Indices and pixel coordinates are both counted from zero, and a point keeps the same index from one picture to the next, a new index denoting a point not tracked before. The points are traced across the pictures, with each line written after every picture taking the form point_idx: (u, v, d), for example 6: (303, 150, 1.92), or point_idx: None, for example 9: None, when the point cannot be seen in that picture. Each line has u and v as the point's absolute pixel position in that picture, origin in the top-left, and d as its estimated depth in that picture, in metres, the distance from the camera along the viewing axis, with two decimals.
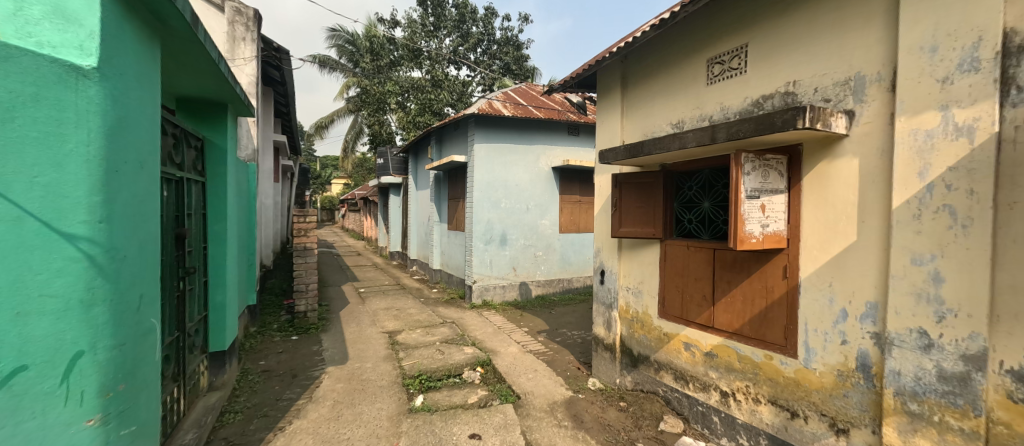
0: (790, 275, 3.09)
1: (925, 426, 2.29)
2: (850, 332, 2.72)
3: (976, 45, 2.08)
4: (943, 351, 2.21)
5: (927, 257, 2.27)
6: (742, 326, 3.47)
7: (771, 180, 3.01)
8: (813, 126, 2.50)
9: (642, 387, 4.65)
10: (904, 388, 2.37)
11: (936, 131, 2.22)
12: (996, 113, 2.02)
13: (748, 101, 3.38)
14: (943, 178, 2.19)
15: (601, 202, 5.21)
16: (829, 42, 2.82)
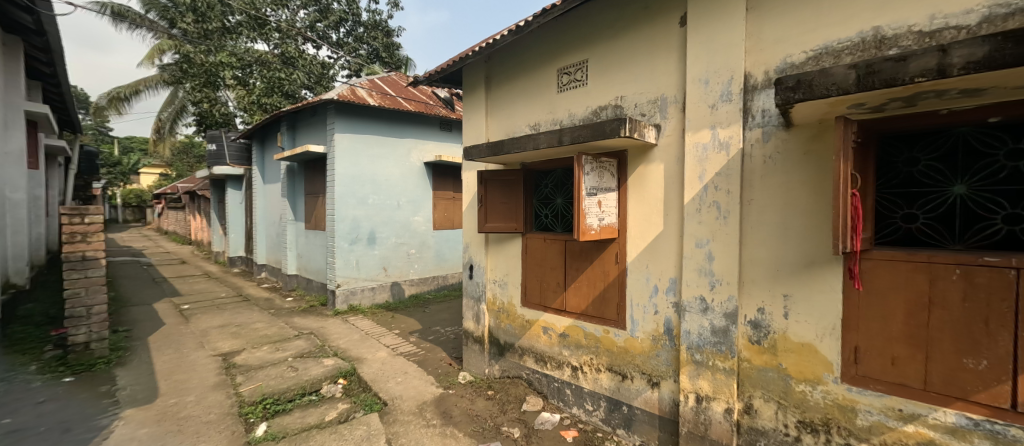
0: (621, 260, 3.66)
1: (704, 370, 3.00)
2: (660, 304, 3.37)
3: (730, 82, 2.79)
4: (714, 311, 2.92)
5: (705, 241, 2.96)
6: (588, 307, 3.97)
7: (606, 179, 3.50)
8: (632, 135, 2.99)
9: (508, 373, 4.92)
10: (692, 343, 3.05)
11: (709, 145, 2.90)
12: (741, 134, 2.76)
13: (589, 111, 3.85)
14: (713, 180, 2.88)
15: (468, 198, 5.29)
16: (645, 67, 3.41)
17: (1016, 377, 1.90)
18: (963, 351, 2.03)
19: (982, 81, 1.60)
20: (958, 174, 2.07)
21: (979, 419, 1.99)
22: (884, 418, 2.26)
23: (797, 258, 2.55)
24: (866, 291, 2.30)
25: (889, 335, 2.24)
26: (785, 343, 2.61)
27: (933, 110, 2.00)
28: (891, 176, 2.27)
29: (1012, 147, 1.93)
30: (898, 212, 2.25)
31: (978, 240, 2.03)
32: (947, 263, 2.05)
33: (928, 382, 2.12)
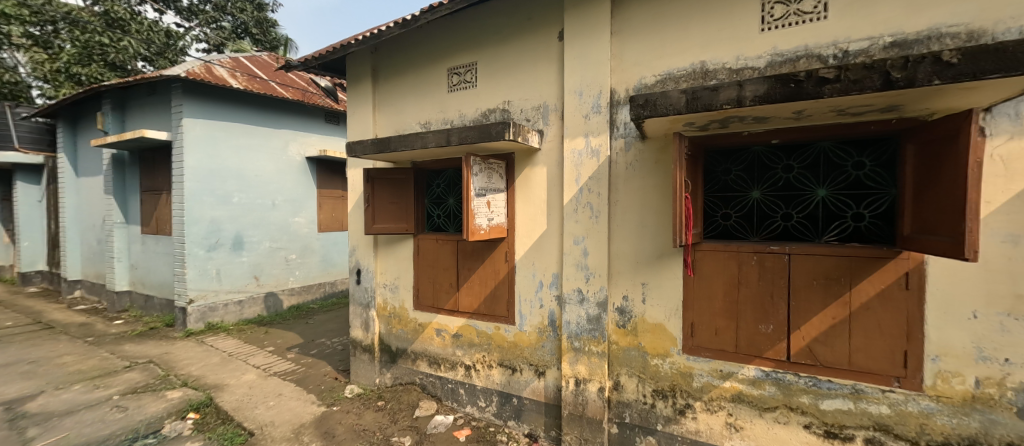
0: (510, 259, 3.80)
1: (582, 355, 3.30)
2: (545, 298, 3.60)
3: (599, 95, 3.13)
4: (589, 301, 3.24)
5: (581, 238, 3.26)
6: (480, 306, 4.03)
7: (495, 180, 3.59)
8: (515, 139, 3.12)
9: (400, 380, 4.71)
10: (571, 332, 3.34)
11: (583, 151, 3.21)
12: (608, 143, 3.11)
13: (479, 112, 3.91)
14: (587, 183, 3.20)
15: (354, 197, 4.90)
16: (529, 75, 3.60)
17: (789, 336, 2.53)
18: (759, 319, 2.62)
19: (766, 111, 2.08)
20: (755, 182, 2.66)
21: (769, 370, 2.60)
22: (711, 378, 2.79)
23: (651, 251, 2.99)
24: (698, 276, 2.81)
25: (713, 311, 2.77)
26: (643, 324, 3.04)
27: (739, 131, 2.54)
28: (714, 182, 2.81)
29: (786, 162, 2.57)
30: (718, 211, 2.81)
31: (767, 234, 2.65)
32: (749, 251, 2.63)
33: (738, 345, 2.69)
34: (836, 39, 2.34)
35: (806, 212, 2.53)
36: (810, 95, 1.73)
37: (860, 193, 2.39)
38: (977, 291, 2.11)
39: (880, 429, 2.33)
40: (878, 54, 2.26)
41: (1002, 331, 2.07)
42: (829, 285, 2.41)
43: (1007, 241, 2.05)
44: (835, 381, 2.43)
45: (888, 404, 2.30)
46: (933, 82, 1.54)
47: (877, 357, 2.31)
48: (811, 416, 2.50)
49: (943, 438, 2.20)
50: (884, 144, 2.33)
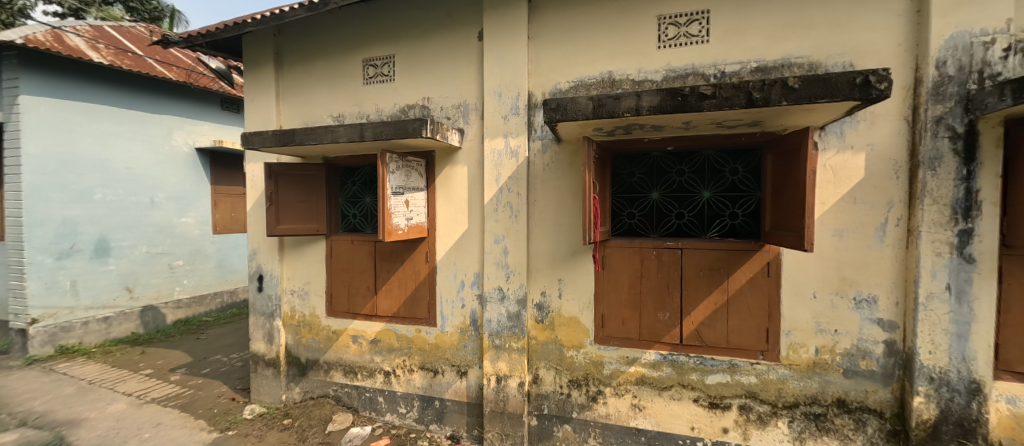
0: (430, 259, 3.70)
1: (503, 352, 3.35)
2: (466, 297, 3.59)
3: (516, 97, 3.21)
4: (508, 299, 3.30)
5: (501, 237, 3.30)
6: (399, 308, 3.87)
7: (413, 179, 3.45)
8: (433, 137, 3.04)
9: (311, 394, 4.32)
10: (492, 329, 3.37)
11: (502, 151, 3.26)
12: (526, 144, 3.20)
13: (397, 107, 3.75)
14: (507, 183, 3.25)
15: (255, 195, 4.38)
16: (449, 72, 3.54)
17: (682, 321, 2.85)
18: (658, 308, 2.91)
19: (661, 120, 2.32)
20: (654, 184, 2.95)
21: (666, 353, 2.90)
22: (618, 365, 3.04)
23: (566, 248, 3.15)
24: (607, 271, 3.03)
25: (620, 302, 3.01)
26: (560, 318, 3.19)
27: (640, 138, 2.79)
28: (620, 184, 3.05)
29: (679, 167, 2.88)
30: (624, 211, 3.05)
31: (664, 231, 2.96)
32: (650, 247, 2.91)
33: (641, 333, 2.96)
34: (716, 61, 2.69)
35: (695, 212, 2.87)
36: (694, 108, 1.97)
37: (735, 195, 2.77)
38: (817, 276, 2.59)
39: (750, 396, 2.74)
40: (747, 76, 2.65)
41: (833, 307, 2.57)
42: (712, 275, 2.77)
43: (835, 235, 2.54)
44: (717, 358, 2.80)
45: (756, 374, 2.72)
46: (783, 102, 1.85)
47: (747, 336, 2.72)
48: (699, 390, 2.85)
49: (794, 399, 2.66)
50: (752, 154, 2.74)
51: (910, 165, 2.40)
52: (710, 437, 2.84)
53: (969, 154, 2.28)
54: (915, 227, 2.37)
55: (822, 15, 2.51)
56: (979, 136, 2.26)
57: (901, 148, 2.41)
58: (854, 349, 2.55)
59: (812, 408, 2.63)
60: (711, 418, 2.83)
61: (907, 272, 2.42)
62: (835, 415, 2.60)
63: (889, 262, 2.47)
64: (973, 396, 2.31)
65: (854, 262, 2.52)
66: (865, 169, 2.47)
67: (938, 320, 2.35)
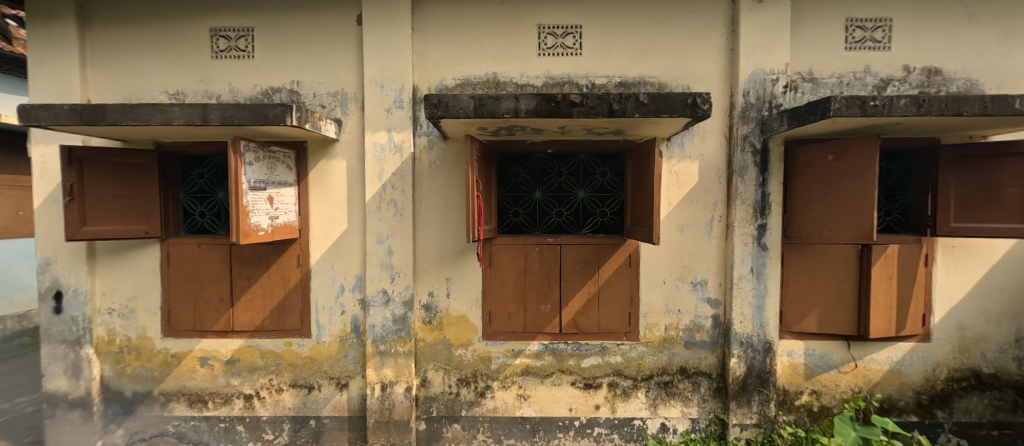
0: (303, 263, 3.27)
1: (388, 358, 3.16)
2: (346, 303, 3.29)
3: (400, 90, 3.05)
4: (394, 302, 3.13)
5: (384, 237, 3.11)
6: (263, 321, 3.33)
7: (278, 172, 2.98)
8: (301, 125, 2.69)
9: (141, 436, 3.47)
10: (376, 335, 3.15)
11: (385, 146, 3.07)
12: (411, 139, 3.08)
13: (258, 89, 3.23)
14: (391, 180, 3.07)
15: (47, 187, 3.32)
16: (323, 56, 3.19)
17: (561, 312, 3.08)
18: (540, 301, 3.09)
19: (540, 123, 2.45)
20: (537, 184, 3.11)
21: (548, 343, 3.11)
22: (505, 358, 3.14)
23: (454, 247, 3.13)
24: (494, 268, 3.09)
25: (506, 298, 3.11)
26: (448, 318, 3.16)
27: (523, 139, 2.92)
28: (506, 183, 3.14)
29: (558, 169, 3.10)
30: (509, 209, 3.16)
31: (546, 228, 3.15)
32: (533, 244, 3.06)
33: (526, 326, 3.10)
34: (587, 73, 2.97)
35: (572, 210, 3.12)
36: (565, 114, 2.15)
37: (604, 195, 3.10)
38: (665, 265, 3.05)
39: (617, 373, 3.10)
40: (612, 89, 2.98)
41: (678, 291, 3.06)
42: (586, 268, 3.04)
43: (679, 230, 3.02)
44: (591, 343, 3.10)
45: (621, 353, 3.09)
46: (636, 114, 2.15)
47: (614, 320, 3.07)
48: (576, 374, 3.12)
49: (650, 371, 3.10)
50: (618, 159, 3.09)
51: (728, 173, 2.99)
52: (585, 414, 3.13)
53: (764, 165, 2.94)
54: (731, 223, 2.96)
55: (668, 43, 2.95)
56: (769, 152, 2.93)
57: (722, 159, 2.99)
58: (691, 324, 3.07)
59: (663, 377, 3.10)
60: (585, 397, 3.13)
61: (726, 259, 3.02)
62: (679, 380, 3.10)
63: (715, 252, 3.04)
64: (767, 353, 3.00)
65: (691, 252, 3.04)
66: (698, 175, 2.99)
67: (746, 296, 2.98)
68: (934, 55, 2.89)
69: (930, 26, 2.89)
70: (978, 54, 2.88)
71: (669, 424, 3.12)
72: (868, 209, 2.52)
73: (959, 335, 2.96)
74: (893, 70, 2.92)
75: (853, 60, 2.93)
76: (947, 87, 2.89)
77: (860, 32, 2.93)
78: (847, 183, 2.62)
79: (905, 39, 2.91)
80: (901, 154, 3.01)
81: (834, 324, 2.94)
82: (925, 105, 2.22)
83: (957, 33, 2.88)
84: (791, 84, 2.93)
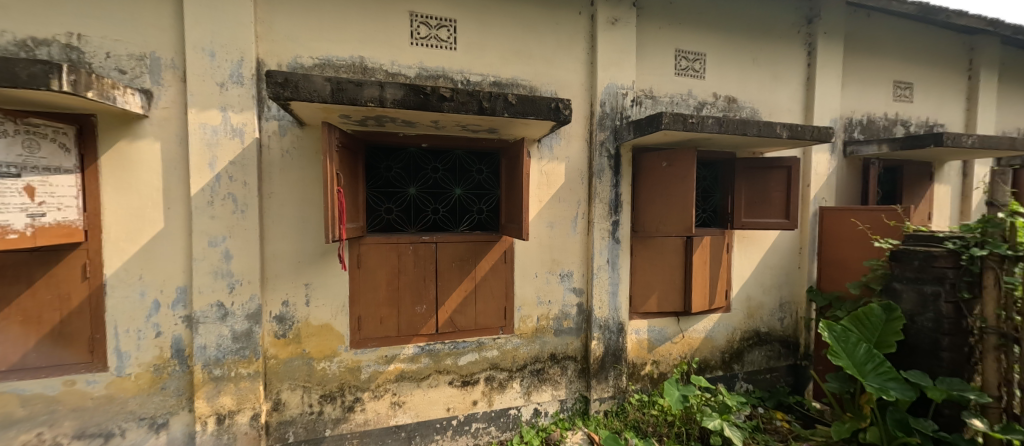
0: (92, 275, 2.47)
1: (226, 384, 2.63)
2: (164, 322, 2.60)
3: (239, 63, 2.55)
4: (233, 316, 2.61)
5: (219, 238, 2.56)
6: (23, 358, 2.40)
7: (44, 154, 2.21)
8: (80, 93, 2.01)
9: None
10: (209, 358, 2.59)
11: (219, 128, 2.53)
12: (256, 122, 2.60)
13: (7, 38, 2.29)
14: (227, 169, 2.55)
15: None
16: (122, 6, 2.45)
17: (437, 312, 3.00)
18: (415, 302, 2.95)
19: (410, 116, 2.32)
20: (411, 179, 2.95)
21: (424, 345, 2.99)
22: (377, 366, 2.91)
23: (313, 248, 2.77)
24: (363, 269, 2.84)
25: (377, 301, 2.89)
26: (307, 328, 2.78)
27: (394, 132, 2.73)
28: (376, 178, 2.91)
29: (433, 164, 3.00)
30: (381, 206, 2.93)
31: (421, 225, 3.02)
32: (406, 242, 2.90)
33: (400, 329, 2.93)
34: (462, 69, 2.94)
35: (448, 207, 3.05)
36: (435, 108, 2.09)
37: (480, 192, 3.12)
38: (537, 259, 3.23)
39: (493, 367, 3.17)
40: (486, 88, 3.01)
41: (548, 283, 3.27)
42: (462, 266, 3.02)
43: (548, 226, 3.23)
44: (468, 340, 3.10)
45: (497, 347, 3.17)
46: (505, 113, 2.24)
47: (491, 316, 3.12)
48: (453, 373, 3.08)
49: (523, 361, 3.25)
50: (493, 157, 3.14)
51: (589, 174, 3.31)
52: (462, 412, 3.12)
53: (617, 169, 3.34)
54: (592, 219, 3.29)
55: (538, 50, 3.12)
56: (621, 157, 3.34)
57: (584, 161, 3.30)
58: (560, 313, 3.32)
59: (535, 365, 3.28)
60: (463, 395, 3.12)
61: (588, 252, 3.34)
62: (550, 366, 3.33)
63: (578, 246, 3.34)
64: (620, 332, 3.43)
65: (559, 246, 3.28)
66: (565, 175, 3.24)
67: (604, 284, 3.35)
68: (733, 87, 3.68)
69: (730, 63, 3.67)
70: (758, 90, 3.77)
71: (541, 409, 3.33)
72: (689, 207, 3.07)
73: (747, 304, 3.86)
74: (707, 95, 3.62)
75: (681, 84, 3.54)
76: (740, 113, 3.72)
77: (685, 61, 3.55)
78: (676, 186, 3.15)
79: (715, 72, 3.64)
80: (712, 163, 3.76)
81: (668, 303, 3.52)
82: (725, 125, 2.81)
83: (746, 71, 3.72)
84: (637, 99, 3.39)
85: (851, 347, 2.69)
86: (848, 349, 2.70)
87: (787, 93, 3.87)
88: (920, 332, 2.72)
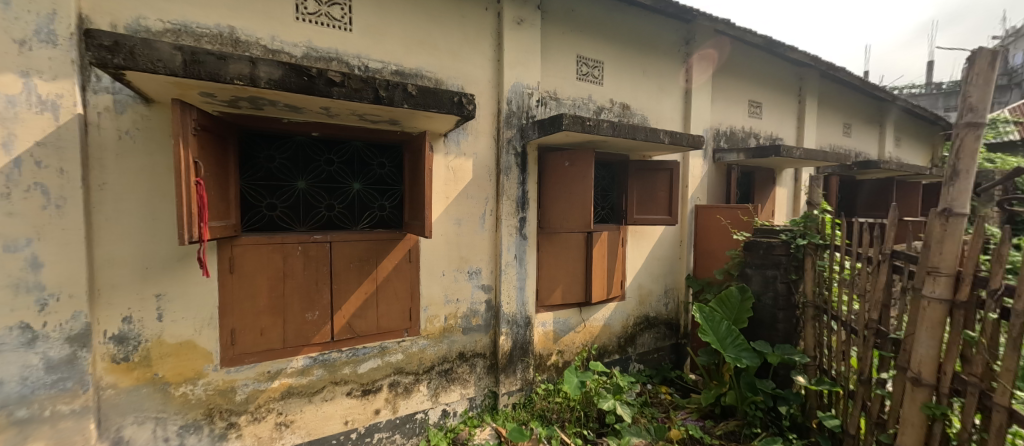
0: None
1: (37, 428, 2.05)
2: None
3: (50, 16, 1.99)
4: (47, 341, 2.04)
5: (22, 242, 1.98)
6: None
7: None
8: None
9: None
10: (7, 398, 1.99)
11: (17, 99, 1.95)
12: (77, 94, 2.07)
13: None
14: (31, 153, 1.98)
15: None
16: None
17: (332, 318, 2.74)
18: (305, 308, 2.65)
19: (292, 100, 2.07)
20: (299, 172, 2.64)
21: (316, 355, 2.71)
22: (257, 384, 2.56)
23: (168, 252, 2.31)
24: (237, 274, 2.46)
25: (256, 310, 2.53)
26: (161, 348, 2.32)
27: (277, 117, 2.41)
28: (254, 168, 2.54)
29: (326, 155, 2.72)
30: (261, 201, 2.56)
31: (313, 223, 2.72)
32: (293, 242, 2.58)
33: (286, 340, 2.61)
34: (359, 54, 2.71)
35: (344, 203, 2.80)
36: (322, 92, 1.90)
37: (382, 187, 2.92)
38: (444, 257, 3.14)
39: (398, 371, 3.01)
40: (387, 77, 2.83)
41: (455, 281, 3.21)
42: (361, 266, 2.80)
43: (456, 223, 3.17)
44: (369, 346, 2.89)
45: (402, 350, 3.02)
46: (405, 105, 2.14)
47: (394, 318, 2.95)
48: (352, 382, 2.85)
49: (430, 363, 3.14)
50: (396, 150, 2.96)
51: (496, 171, 3.32)
52: (363, 423, 2.91)
53: (524, 166, 3.41)
54: (499, 216, 3.31)
55: (443, 42, 3.02)
56: (527, 155, 3.42)
57: (491, 158, 3.30)
58: (468, 311, 3.29)
59: (443, 366, 3.20)
60: (363, 405, 2.90)
61: (496, 249, 3.36)
62: (458, 365, 3.28)
63: (486, 243, 3.33)
64: (527, 326, 3.52)
65: (467, 243, 3.24)
66: (472, 171, 3.21)
67: (511, 279, 3.40)
68: (626, 95, 4.03)
69: (624, 73, 4.01)
70: (647, 99, 4.19)
71: (450, 409, 3.26)
72: (588, 205, 3.27)
73: (638, 292, 4.27)
74: (605, 101, 3.91)
75: (582, 88, 3.76)
76: (632, 119, 4.09)
77: (586, 67, 3.78)
78: (577, 184, 3.33)
79: (611, 80, 3.93)
80: (609, 164, 4.07)
81: (571, 295, 3.72)
82: (618, 130, 3.05)
83: (637, 82, 4.10)
84: (542, 100, 3.51)
85: (716, 325, 3.14)
86: (713, 327, 3.14)
87: (670, 104, 4.37)
88: (764, 309, 3.29)
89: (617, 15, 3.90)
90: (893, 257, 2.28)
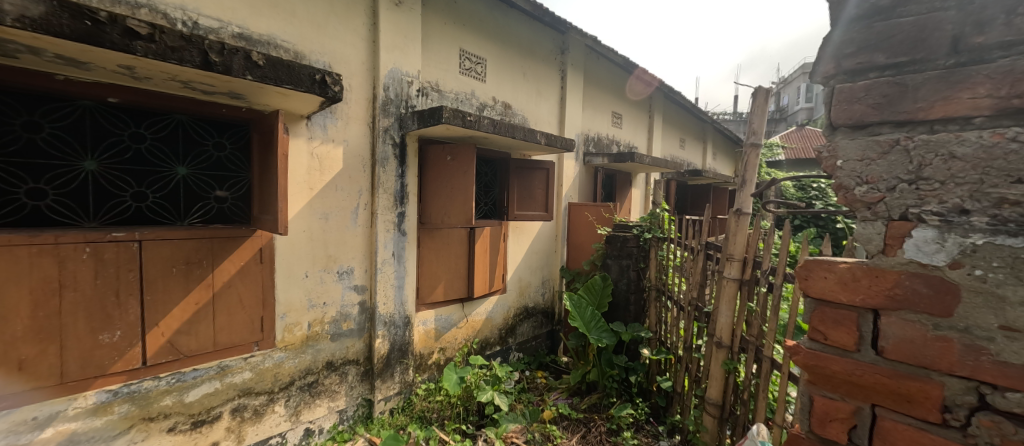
0: None
1: None
2: None
3: None
4: None
5: None
6: None
7: None
8: None
9: None
10: None
11: None
12: None
13: None
14: None
15: None
16: None
17: (143, 337, 2.17)
18: (96, 329, 2.04)
19: (68, 50, 1.59)
20: (86, 149, 2.02)
21: (116, 388, 2.13)
22: (13, 438, 1.91)
23: None
24: None
25: (12, 337, 1.85)
26: None
27: (48, 72, 1.81)
28: (7, 141, 1.86)
29: (133, 130, 2.14)
30: (21, 186, 1.89)
31: (111, 217, 2.12)
32: (73, 242, 1.95)
33: (64, 374, 1.98)
34: (184, 5, 2.19)
35: (162, 192, 2.25)
36: (116, 44, 1.53)
37: (220, 174, 2.42)
38: (306, 256, 2.77)
39: (244, 394, 2.55)
40: (227, 39, 2.36)
41: (321, 283, 2.86)
42: (190, 271, 2.28)
43: (322, 217, 2.82)
44: (201, 367, 2.38)
45: (250, 368, 2.57)
46: (247, 76, 1.84)
47: (237, 331, 2.49)
48: (176, 416, 2.32)
49: (289, 378, 2.76)
50: (240, 130, 2.49)
51: (371, 162, 3.07)
52: None
53: (402, 158, 3.22)
54: (375, 210, 3.07)
55: (305, 10, 2.65)
56: (407, 146, 3.24)
57: (365, 147, 3.03)
58: (338, 315, 2.97)
59: (306, 379, 2.84)
60: (192, 441, 2.38)
61: (371, 245, 3.11)
62: (325, 377, 2.94)
63: (360, 239, 3.05)
64: (406, 326, 3.35)
65: (335, 240, 2.91)
66: (342, 161, 2.90)
67: (388, 278, 3.19)
68: (507, 95, 4.16)
69: (505, 73, 4.12)
70: (526, 100, 4.39)
71: (314, 427, 2.92)
72: (468, 199, 3.27)
73: (518, 284, 4.47)
74: (486, 99, 3.96)
75: (464, 83, 3.74)
76: (512, 118, 4.24)
77: (469, 62, 3.77)
78: (457, 179, 3.31)
79: (492, 78, 4.00)
80: (492, 161, 4.13)
81: (453, 291, 3.69)
82: (498, 128, 3.11)
83: (518, 83, 4.27)
84: (422, 90, 3.37)
85: (582, 311, 3.48)
86: (581, 312, 3.48)
87: (547, 107, 4.67)
88: (620, 293, 3.78)
89: (499, 15, 3.98)
90: (707, 247, 2.84)
